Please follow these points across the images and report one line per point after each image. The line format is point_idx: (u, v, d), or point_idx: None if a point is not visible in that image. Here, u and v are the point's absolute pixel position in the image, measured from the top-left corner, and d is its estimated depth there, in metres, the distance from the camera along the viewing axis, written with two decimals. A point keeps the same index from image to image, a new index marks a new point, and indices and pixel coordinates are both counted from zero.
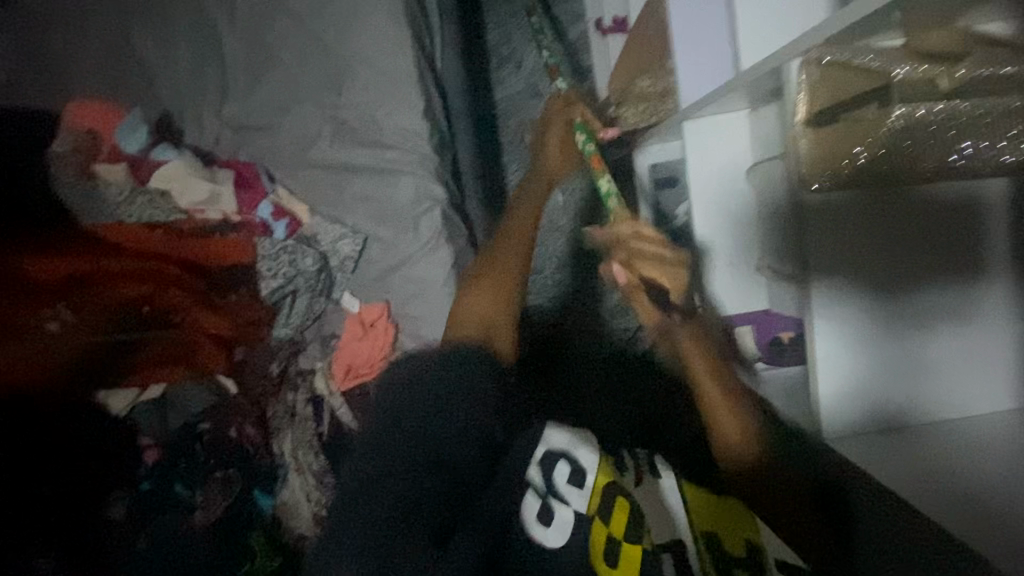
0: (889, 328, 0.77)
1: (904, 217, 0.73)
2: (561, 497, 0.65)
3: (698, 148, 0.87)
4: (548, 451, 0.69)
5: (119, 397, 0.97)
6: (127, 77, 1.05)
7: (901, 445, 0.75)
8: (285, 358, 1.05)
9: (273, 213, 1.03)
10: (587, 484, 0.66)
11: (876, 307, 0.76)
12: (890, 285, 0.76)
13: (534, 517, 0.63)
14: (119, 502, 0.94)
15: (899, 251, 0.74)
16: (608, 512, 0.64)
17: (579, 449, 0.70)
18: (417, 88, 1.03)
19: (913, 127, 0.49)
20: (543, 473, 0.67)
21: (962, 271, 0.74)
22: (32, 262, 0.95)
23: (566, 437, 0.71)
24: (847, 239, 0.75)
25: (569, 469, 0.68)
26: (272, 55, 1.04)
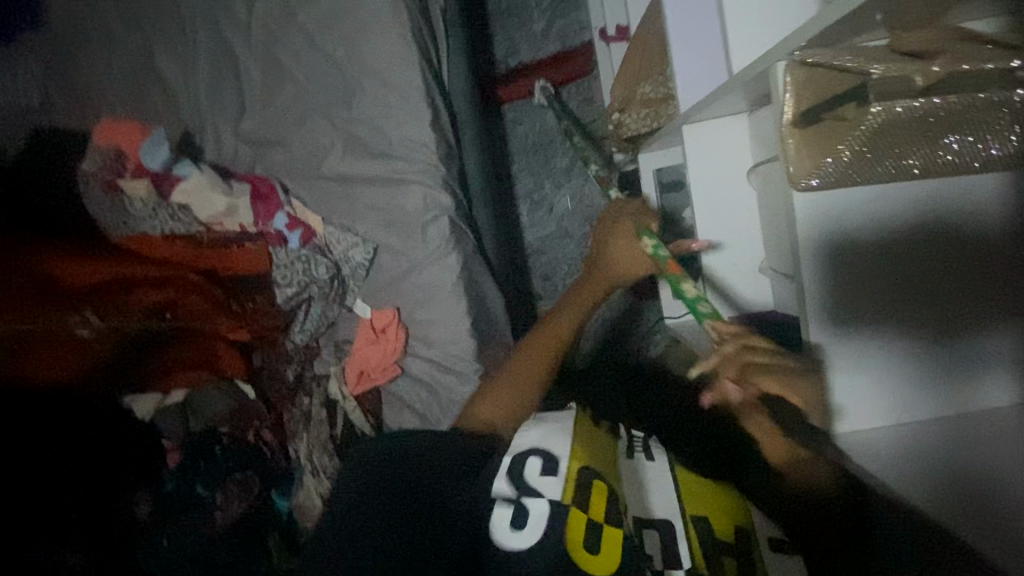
0: (912, 334, 0.63)
1: (913, 224, 0.60)
2: (535, 491, 0.73)
3: (698, 150, 0.87)
4: (518, 453, 0.80)
5: (145, 401, 1.02)
6: (152, 98, 1.11)
7: (923, 443, 0.61)
8: (300, 363, 1.10)
9: (288, 224, 1.06)
10: (562, 472, 0.76)
11: (887, 329, 0.63)
12: (907, 303, 0.62)
13: (507, 524, 0.68)
14: (144, 501, 0.97)
15: (914, 264, 0.61)
16: (585, 495, 0.73)
17: (551, 443, 0.82)
18: (423, 99, 1.04)
19: (895, 123, 0.46)
20: (509, 475, 0.76)
21: (986, 278, 0.61)
22: (67, 269, 1.02)
23: (536, 436, 0.83)
24: (854, 252, 0.61)
25: (541, 462, 0.78)
26: (285, 72, 1.07)
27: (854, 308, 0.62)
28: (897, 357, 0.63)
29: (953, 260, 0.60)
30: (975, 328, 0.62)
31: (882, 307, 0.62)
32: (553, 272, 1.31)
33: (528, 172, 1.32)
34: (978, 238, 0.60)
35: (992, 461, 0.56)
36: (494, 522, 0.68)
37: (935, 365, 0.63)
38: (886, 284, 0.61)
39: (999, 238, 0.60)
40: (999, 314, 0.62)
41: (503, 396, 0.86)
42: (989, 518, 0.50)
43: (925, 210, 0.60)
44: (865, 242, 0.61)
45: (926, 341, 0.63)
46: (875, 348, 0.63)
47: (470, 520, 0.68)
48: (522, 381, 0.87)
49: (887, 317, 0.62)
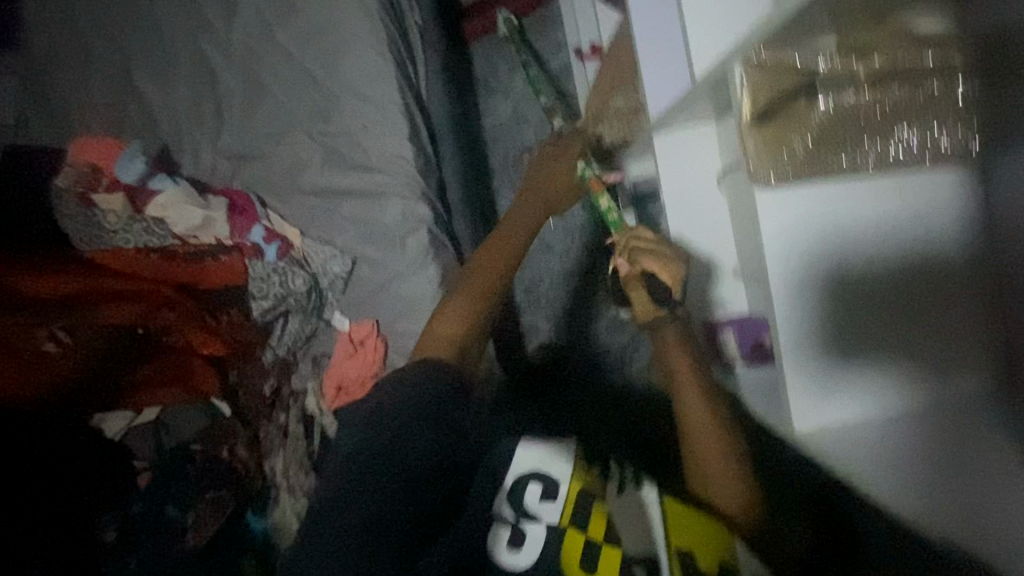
0: (878, 338, 0.62)
1: (875, 246, 0.59)
2: (535, 515, 0.78)
3: (668, 159, 0.89)
4: (519, 477, 0.81)
5: (115, 420, 1.00)
6: (129, 114, 1.12)
7: (921, 465, 0.58)
8: (276, 378, 1.06)
9: (265, 236, 1.06)
10: (561, 496, 0.79)
11: (852, 352, 0.62)
12: (875, 330, 0.62)
13: (506, 542, 0.77)
14: (111, 525, 0.94)
15: (882, 289, 0.60)
16: (584, 521, 0.77)
17: (550, 463, 0.82)
18: (401, 114, 1.06)
19: (842, 116, 0.52)
20: (511, 500, 0.80)
21: (950, 308, 0.60)
22: (35, 284, 0.99)
23: (537, 455, 0.83)
24: (824, 271, 0.60)
25: (540, 487, 0.81)
26: (263, 88, 1.09)
27: (821, 325, 0.62)
28: (861, 381, 0.64)
29: (918, 287, 0.60)
30: (940, 361, 0.63)
31: (848, 328, 0.62)
32: None
33: (509, 185, 1.32)
34: (938, 262, 0.60)
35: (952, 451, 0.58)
36: (495, 540, 0.77)
37: (898, 395, 0.64)
38: (854, 306, 0.61)
39: (962, 267, 0.59)
40: (963, 349, 0.62)
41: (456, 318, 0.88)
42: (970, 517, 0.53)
43: (891, 223, 0.58)
44: (835, 264, 0.60)
45: (889, 369, 0.64)
46: (841, 371, 0.63)
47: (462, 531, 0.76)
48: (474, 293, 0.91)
49: (853, 341, 0.62)
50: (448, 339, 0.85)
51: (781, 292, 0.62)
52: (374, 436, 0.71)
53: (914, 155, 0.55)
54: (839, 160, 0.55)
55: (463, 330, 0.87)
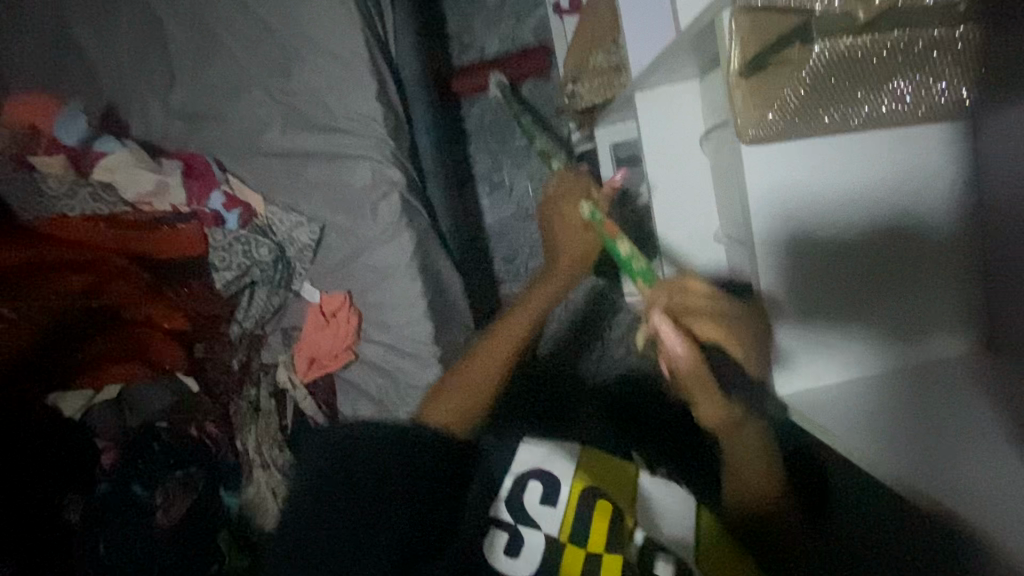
0: (862, 290, 0.59)
1: (857, 201, 0.57)
2: (532, 520, 0.64)
3: (650, 120, 0.86)
4: (516, 479, 0.67)
5: (73, 399, 0.95)
6: (68, 68, 1.02)
7: (912, 418, 0.54)
8: (246, 353, 1.03)
9: (225, 203, 0.99)
10: (561, 500, 0.65)
11: (832, 313, 0.59)
12: (857, 290, 0.59)
13: (501, 551, 0.62)
14: (75, 505, 0.91)
15: (862, 250, 0.58)
16: (585, 530, 0.63)
17: (551, 462, 0.68)
18: (368, 70, 0.99)
19: (839, 61, 0.47)
20: (508, 505, 0.65)
21: (931, 268, 0.58)
22: None
23: (541, 451, 0.69)
24: (805, 226, 0.57)
25: (541, 487, 0.66)
26: (216, 41, 1.00)
27: (802, 280, 0.58)
28: (843, 344, 0.60)
29: (903, 246, 0.58)
30: (924, 326, 0.60)
31: (829, 286, 0.59)
32: (515, 254, 1.27)
33: (485, 151, 1.27)
34: (924, 220, 0.57)
35: (953, 412, 0.53)
36: (489, 545, 0.62)
37: (884, 365, 0.61)
38: (834, 263, 0.58)
39: (943, 230, 0.57)
40: (948, 315, 0.59)
41: (466, 393, 0.78)
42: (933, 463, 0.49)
43: (876, 172, 0.56)
44: (816, 216, 0.57)
45: (874, 336, 0.60)
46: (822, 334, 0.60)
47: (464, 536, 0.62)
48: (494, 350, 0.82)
49: (835, 302, 0.59)
50: (462, 411, 0.77)
51: (760, 244, 0.58)
52: (362, 463, 0.66)
53: (907, 107, 0.51)
54: (823, 116, 0.51)
55: (477, 410, 0.78)
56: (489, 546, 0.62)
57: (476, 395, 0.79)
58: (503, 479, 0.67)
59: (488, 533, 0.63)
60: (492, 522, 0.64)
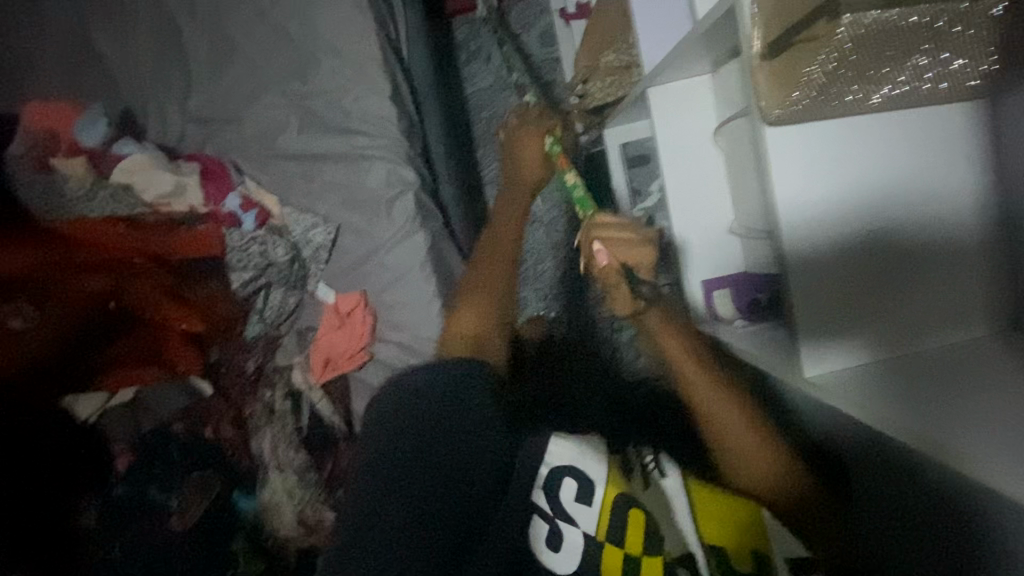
0: (882, 270, 0.58)
1: (878, 188, 0.57)
2: (571, 518, 0.62)
3: (663, 114, 0.87)
4: (552, 471, 0.65)
5: (87, 402, 0.94)
6: (87, 75, 1.04)
7: (937, 395, 0.52)
8: (261, 354, 1.02)
9: (242, 204, 1.00)
10: (597, 499, 0.64)
11: (855, 301, 0.59)
12: (877, 277, 0.58)
13: (544, 545, 0.61)
14: (91, 507, 0.90)
15: (881, 231, 0.57)
16: (620, 531, 0.62)
17: (585, 459, 0.66)
18: (383, 72, 1.00)
19: (863, 40, 0.47)
20: (546, 498, 0.64)
21: (953, 253, 0.58)
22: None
23: (572, 449, 0.66)
24: (828, 213, 0.57)
25: (576, 484, 0.65)
26: (232, 47, 1.02)
27: (824, 266, 0.58)
28: (867, 332, 0.59)
29: (924, 231, 0.57)
30: (951, 312, 0.59)
31: (851, 273, 0.58)
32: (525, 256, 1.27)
33: (495, 154, 1.29)
34: (946, 206, 0.57)
35: (981, 389, 0.51)
36: (533, 539, 0.61)
37: (911, 354, 0.60)
38: (856, 251, 0.58)
39: (963, 213, 0.57)
40: (973, 302, 0.59)
41: (477, 311, 0.85)
42: (948, 425, 0.47)
43: (893, 157, 0.56)
44: (837, 201, 0.57)
45: (898, 325, 0.59)
46: (846, 322, 0.59)
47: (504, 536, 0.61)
48: (492, 270, 0.90)
49: (858, 288, 0.58)
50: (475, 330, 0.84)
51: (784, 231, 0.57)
52: (408, 448, 0.66)
53: (927, 91, 0.53)
54: (846, 94, 0.52)
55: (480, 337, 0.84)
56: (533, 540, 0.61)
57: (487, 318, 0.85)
58: (538, 468, 0.65)
59: (528, 527, 0.62)
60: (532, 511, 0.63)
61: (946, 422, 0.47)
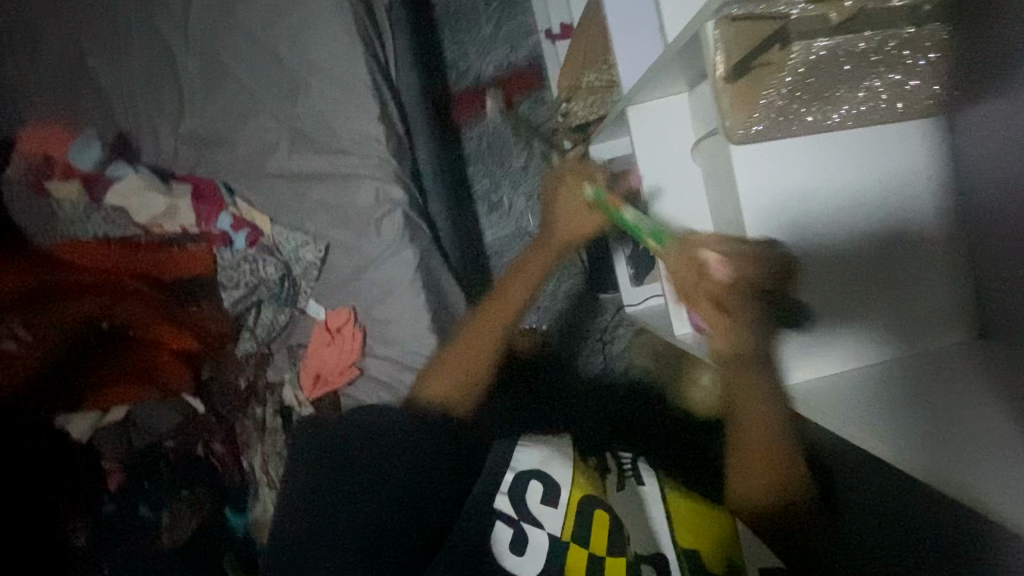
0: (851, 286, 0.61)
1: (848, 209, 0.59)
2: (537, 520, 0.73)
3: (642, 133, 0.90)
4: (517, 477, 0.76)
5: (80, 421, 0.95)
6: (82, 99, 1.06)
7: (911, 403, 0.55)
8: (252, 371, 1.03)
9: (233, 224, 1.02)
10: (562, 502, 0.73)
11: (831, 317, 0.62)
12: (853, 293, 0.61)
13: (507, 549, 0.72)
14: (83, 528, 0.90)
15: (852, 246, 0.60)
16: (586, 529, 0.71)
17: (551, 464, 0.77)
18: (371, 94, 1.03)
19: (815, 65, 0.50)
20: (514, 501, 0.75)
21: (924, 263, 0.61)
22: None
23: (538, 455, 0.77)
24: (803, 235, 0.60)
25: (542, 487, 0.75)
26: (224, 70, 1.05)
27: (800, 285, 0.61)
28: (843, 344, 0.63)
29: (895, 247, 0.60)
30: (921, 319, 0.62)
31: (825, 290, 0.61)
32: None
33: (484, 170, 1.31)
34: (912, 219, 0.60)
35: (951, 396, 0.54)
36: (498, 540, 0.73)
37: (887, 363, 0.63)
38: (833, 271, 0.60)
39: (923, 225, 0.60)
40: (941, 309, 0.62)
41: (451, 372, 0.87)
42: (931, 441, 0.49)
43: (860, 174, 0.58)
44: (810, 222, 0.60)
45: (870, 335, 0.63)
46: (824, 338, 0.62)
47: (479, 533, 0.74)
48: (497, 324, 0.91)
49: (832, 304, 0.62)
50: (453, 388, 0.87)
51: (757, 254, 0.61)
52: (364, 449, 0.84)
53: (883, 110, 0.56)
54: (806, 114, 0.55)
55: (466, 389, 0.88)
56: (496, 541, 0.73)
57: (461, 371, 0.87)
58: (505, 474, 0.77)
59: (494, 529, 0.74)
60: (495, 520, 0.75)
61: (931, 437, 0.50)
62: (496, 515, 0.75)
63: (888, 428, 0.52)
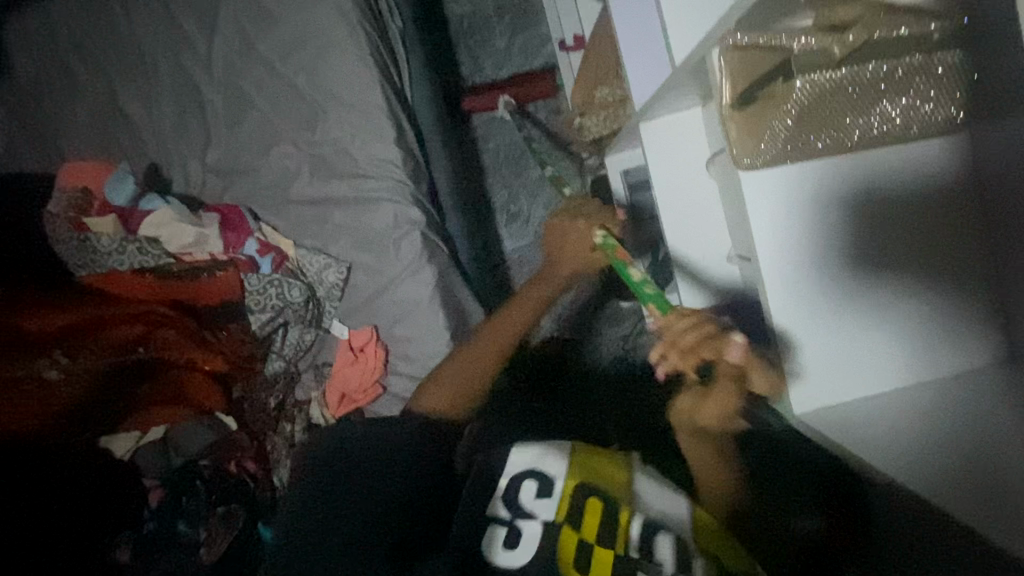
0: (871, 296, 0.59)
1: (872, 217, 0.58)
2: (529, 512, 0.66)
3: (656, 150, 0.89)
4: (509, 480, 0.69)
5: (123, 441, 1.00)
6: (116, 133, 1.12)
7: (942, 430, 0.53)
8: (281, 391, 1.07)
9: (259, 249, 1.06)
10: (558, 493, 0.67)
11: (857, 329, 0.60)
12: (874, 305, 0.60)
13: (499, 544, 0.64)
14: (125, 544, 0.94)
15: (872, 257, 0.58)
16: (581, 518, 0.65)
17: (546, 460, 0.70)
18: (387, 119, 1.05)
19: (821, 95, 0.50)
20: (505, 501, 0.67)
21: (951, 285, 0.59)
22: (31, 316, 1.00)
23: (532, 452, 0.70)
24: (824, 249, 0.59)
25: (535, 485, 0.68)
26: (247, 100, 1.09)
27: (820, 291, 0.60)
28: (872, 358, 0.61)
29: (922, 261, 0.58)
30: (959, 336, 0.59)
31: (844, 298, 0.60)
32: None
33: (502, 183, 1.32)
34: (939, 231, 0.57)
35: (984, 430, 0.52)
36: (490, 540, 0.65)
37: (923, 387, 0.60)
38: (855, 280, 0.59)
39: (951, 247, 0.58)
40: (972, 334, 0.59)
41: (453, 385, 0.83)
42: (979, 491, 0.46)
43: (884, 191, 0.57)
44: (832, 228, 0.59)
45: (902, 353, 0.60)
46: (849, 347, 0.60)
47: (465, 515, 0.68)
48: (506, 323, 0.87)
49: (853, 307, 0.60)
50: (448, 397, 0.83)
51: (776, 265, 0.60)
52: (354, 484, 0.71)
53: (897, 132, 0.53)
54: (817, 141, 0.54)
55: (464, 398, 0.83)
56: (489, 540, 0.65)
57: (477, 368, 0.84)
58: (499, 480, 0.69)
59: (489, 527, 0.66)
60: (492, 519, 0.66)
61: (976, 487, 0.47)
62: (486, 514, 0.67)
63: (918, 456, 0.51)
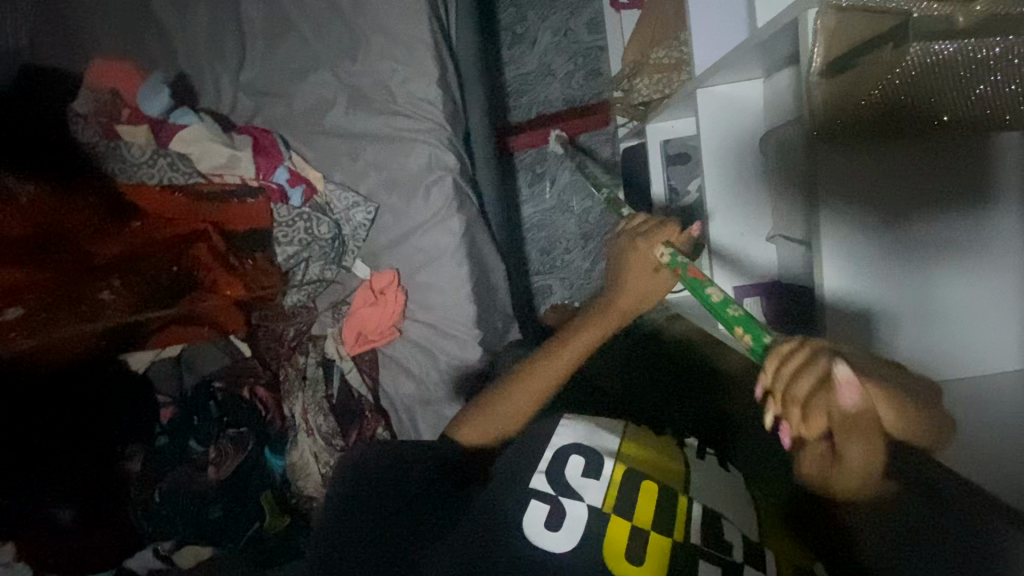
0: (917, 266, 0.67)
1: (934, 202, 0.65)
2: (575, 492, 0.61)
3: (713, 117, 0.86)
4: (558, 450, 0.64)
5: (139, 355, 1.00)
6: (146, 38, 1.07)
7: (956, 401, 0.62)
8: (299, 324, 1.06)
9: (289, 178, 1.03)
10: (605, 475, 0.62)
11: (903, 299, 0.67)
12: (920, 279, 0.67)
13: (542, 526, 0.59)
14: (137, 455, 0.98)
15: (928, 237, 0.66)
16: (630, 505, 0.59)
17: (598, 435, 0.66)
18: (430, 55, 1.01)
19: (927, 66, 0.52)
20: (547, 473, 0.62)
21: (987, 278, 0.67)
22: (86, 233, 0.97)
23: (579, 429, 0.66)
24: (892, 221, 0.65)
25: (583, 462, 0.63)
26: (287, 20, 1.04)
27: (885, 263, 0.66)
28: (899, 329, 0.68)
29: (969, 251, 0.66)
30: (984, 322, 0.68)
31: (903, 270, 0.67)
32: (552, 246, 1.28)
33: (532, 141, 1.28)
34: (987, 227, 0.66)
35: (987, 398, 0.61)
36: (528, 518, 0.59)
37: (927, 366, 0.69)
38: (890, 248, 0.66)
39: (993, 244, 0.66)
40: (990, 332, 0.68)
41: (493, 412, 0.73)
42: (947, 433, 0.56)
43: (949, 179, 0.65)
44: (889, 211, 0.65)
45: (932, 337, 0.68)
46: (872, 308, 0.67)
47: (491, 502, 0.62)
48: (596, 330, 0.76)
49: (906, 277, 0.67)
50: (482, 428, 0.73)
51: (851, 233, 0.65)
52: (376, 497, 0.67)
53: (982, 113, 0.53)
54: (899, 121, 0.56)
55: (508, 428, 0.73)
56: (531, 521, 0.59)
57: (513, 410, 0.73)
58: (544, 451, 0.65)
59: (527, 507, 0.60)
60: (528, 494, 0.61)
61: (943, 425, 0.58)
62: (530, 489, 0.61)
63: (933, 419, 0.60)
